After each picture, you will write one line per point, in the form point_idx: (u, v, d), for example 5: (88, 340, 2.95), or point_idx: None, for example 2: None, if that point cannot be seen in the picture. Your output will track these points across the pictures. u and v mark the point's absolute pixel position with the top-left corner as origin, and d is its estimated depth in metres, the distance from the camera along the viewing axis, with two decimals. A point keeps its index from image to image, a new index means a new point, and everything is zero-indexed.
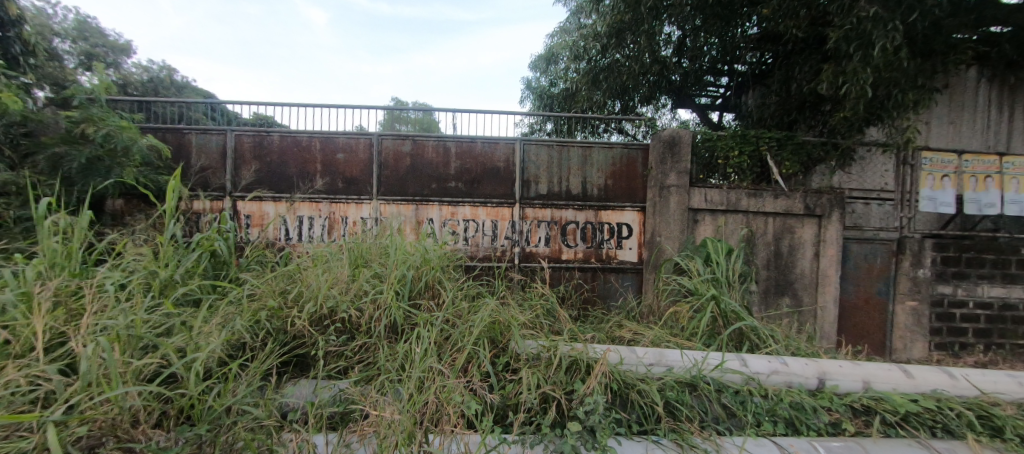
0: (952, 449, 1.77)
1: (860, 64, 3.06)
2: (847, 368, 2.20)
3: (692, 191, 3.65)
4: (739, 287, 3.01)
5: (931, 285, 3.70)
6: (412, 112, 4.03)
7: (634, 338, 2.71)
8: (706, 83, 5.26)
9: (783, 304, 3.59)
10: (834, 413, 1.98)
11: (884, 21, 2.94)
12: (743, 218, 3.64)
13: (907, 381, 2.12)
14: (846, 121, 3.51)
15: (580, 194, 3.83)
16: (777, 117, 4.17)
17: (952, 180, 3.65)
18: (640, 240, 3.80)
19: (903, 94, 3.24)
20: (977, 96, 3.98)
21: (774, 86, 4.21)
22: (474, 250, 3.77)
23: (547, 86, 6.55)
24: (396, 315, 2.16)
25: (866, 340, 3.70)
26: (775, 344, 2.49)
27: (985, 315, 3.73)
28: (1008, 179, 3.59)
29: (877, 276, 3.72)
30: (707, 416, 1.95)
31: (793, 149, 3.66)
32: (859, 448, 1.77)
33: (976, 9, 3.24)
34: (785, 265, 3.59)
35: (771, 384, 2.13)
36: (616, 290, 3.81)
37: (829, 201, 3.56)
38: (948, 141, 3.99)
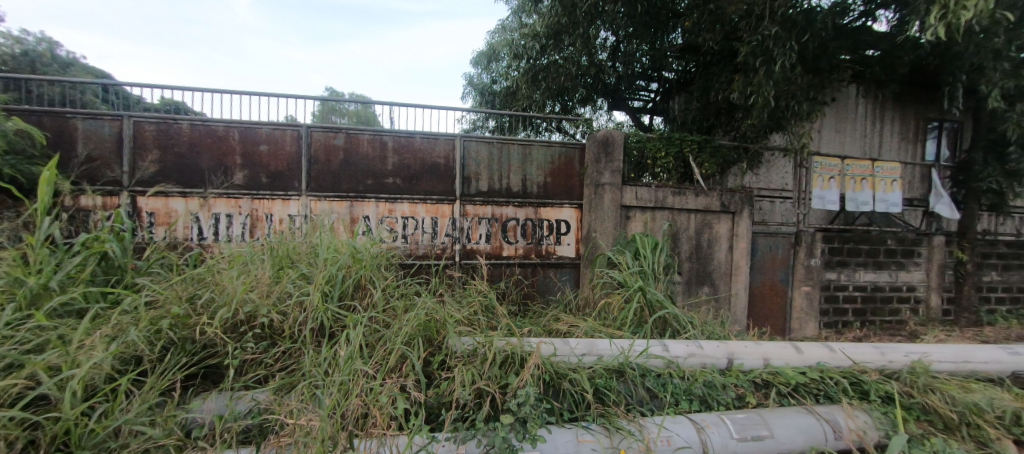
0: (830, 412, 2.05)
1: (765, 77, 3.44)
2: (751, 347, 2.47)
3: (625, 189, 3.86)
4: (664, 279, 3.25)
5: (821, 272, 4.26)
6: (349, 104, 3.82)
7: (568, 330, 2.82)
8: (638, 88, 5.59)
9: (703, 292, 3.92)
10: (739, 388, 2.22)
11: (782, 40, 3.32)
12: (669, 214, 3.92)
13: (798, 357, 2.42)
14: (755, 127, 3.92)
15: (520, 191, 3.89)
16: (699, 122, 4.54)
17: (836, 181, 4.23)
18: (577, 236, 3.95)
19: (798, 106, 3.68)
20: (856, 110, 4.64)
21: (696, 94, 4.59)
22: (413, 248, 3.67)
23: (488, 83, 6.55)
24: (323, 316, 2.05)
25: (771, 323, 4.17)
26: (693, 329, 2.73)
27: (862, 296, 4.38)
28: (878, 181, 4.30)
29: (780, 265, 4.20)
30: (632, 399, 2.09)
31: (710, 152, 4.02)
32: (759, 418, 1.99)
33: (854, 35, 3.77)
34: (705, 257, 3.93)
35: (688, 366, 2.34)
36: (555, 284, 3.92)
37: (741, 199, 3.95)
38: (835, 147, 4.61)
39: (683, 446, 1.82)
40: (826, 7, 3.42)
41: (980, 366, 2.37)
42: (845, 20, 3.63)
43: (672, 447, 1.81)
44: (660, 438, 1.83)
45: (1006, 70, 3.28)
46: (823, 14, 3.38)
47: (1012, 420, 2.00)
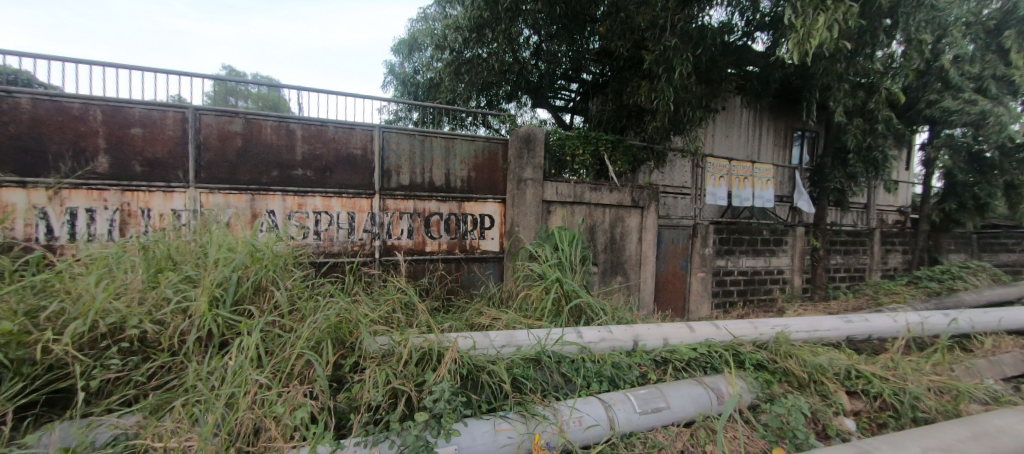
0: (715, 381, 2.34)
1: (667, 84, 3.79)
2: (653, 329, 2.73)
3: (546, 184, 3.99)
4: (580, 270, 3.45)
5: (714, 260, 4.84)
6: (252, 85, 3.42)
7: (490, 323, 2.85)
8: (560, 88, 5.81)
9: (617, 281, 4.23)
10: (642, 367, 2.45)
11: (681, 51, 3.69)
12: (586, 209, 4.15)
13: (690, 335, 2.74)
14: (660, 130, 4.31)
15: (443, 185, 3.82)
16: (613, 122, 4.86)
17: (725, 179, 5.01)
18: (501, 230, 4.01)
19: (693, 112, 4.14)
20: (741, 118, 5.33)
21: (610, 96, 4.91)
22: (327, 245, 3.42)
23: (411, 73, 6.32)
24: (212, 324, 1.81)
25: (673, 306, 4.65)
26: (604, 316, 2.93)
27: (744, 280, 5.07)
28: (756, 180, 5.18)
29: (681, 255, 4.69)
30: (547, 385, 2.19)
31: (622, 151, 4.34)
32: (658, 392, 2.21)
33: (738, 52, 4.32)
34: (618, 249, 4.23)
35: (598, 350, 2.53)
36: (479, 278, 3.94)
37: (648, 195, 4.33)
38: (725, 150, 5.25)
39: (593, 425, 1.95)
40: (715, 26, 3.87)
41: (825, 332, 2.89)
42: (731, 38, 4.14)
43: (583, 426, 1.92)
44: (572, 419, 1.94)
45: (845, 91, 4.00)
46: (713, 31, 3.82)
47: (845, 374, 2.47)
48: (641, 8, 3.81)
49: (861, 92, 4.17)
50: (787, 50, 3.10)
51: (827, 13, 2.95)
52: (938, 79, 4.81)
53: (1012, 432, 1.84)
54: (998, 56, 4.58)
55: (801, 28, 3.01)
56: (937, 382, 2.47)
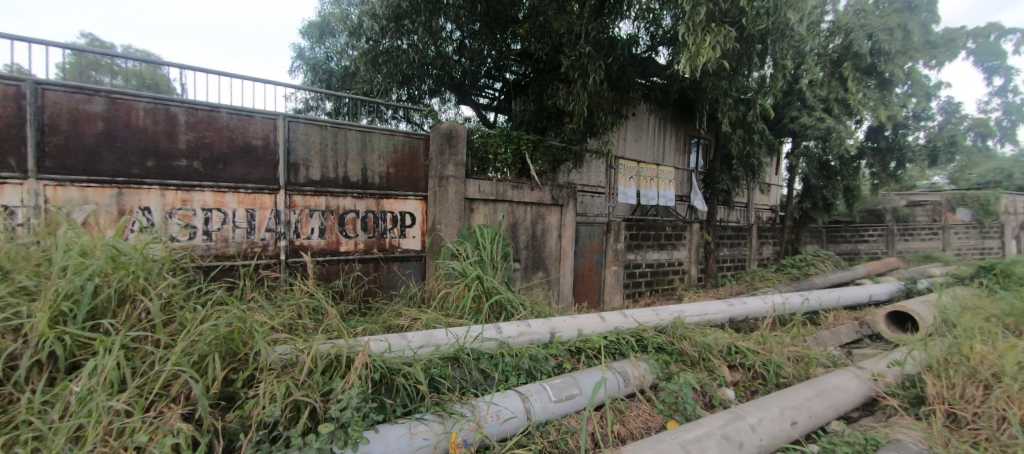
0: (622, 366, 2.53)
1: (581, 88, 4.01)
2: (568, 321, 2.88)
3: (468, 182, 3.98)
4: (501, 267, 3.51)
5: (625, 254, 5.25)
6: (124, 60, 2.88)
7: (408, 323, 2.78)
8: (483, 86, 5.84)
9: (538, 277, 4.37)
10: (558, 357, 2.57)
11: (594, 59, 3.96)
12: (508, 207, 4.23)
13: (601, 324, 2.94)
14: (577, 132, 4.54)
15: (359, 181, 3.60)
16: (534, 123, 5.01)
17: (634, 180, 5.49)
18: (422, 228, 3.91)
19: (606, 116, 4.45)
20: (647, 124, 5.85)
21: (531, 97, 5.06)
22: (220, 247, 3.02)
23: (323, 59, 5.86)
24: (55, 344, 1.49)
25: (590, 298, 4.94)
26: (523, 311, 3.02)
27: (651, 271, 5.59)
28: (660, 181, 5.78)
29: (596, 250, 5.00)
30: (466, 382, 2.19)
31: (542, 151, 4.50)
32: (572, 380, 2.33)
33: (644, 63, 4.73)
34: (539, 245, 4.38)
35: (516, 344, 2.60)
36: (399, 278, 3.80)
37: (566, 194, 4.55)
38: (635, 153, 5.72)
39: (510, 417, 1.98)
40: (624, 37, 4.20)
41: (712, 315, 3.29)
42: (638, 50, 4.51)
43: (500, 420, 1.95)
44: (489, 414, 1.95)
45: (729, 105, 4.60)
46: (621, 43, 4.14)
47: (726, 350, 2.85)
48: (558, 14, 3.99)
49: (741, 106, 4.82)
50: (681, 65, 3.47)
51: (711, 35, 3.37)
52: (798, 99, 5.75)
53: (843, 388, 2.27)
54: (839, 83, 5.60)
55: (692, 46, 3.38)
56: (794, 351, 2.95)
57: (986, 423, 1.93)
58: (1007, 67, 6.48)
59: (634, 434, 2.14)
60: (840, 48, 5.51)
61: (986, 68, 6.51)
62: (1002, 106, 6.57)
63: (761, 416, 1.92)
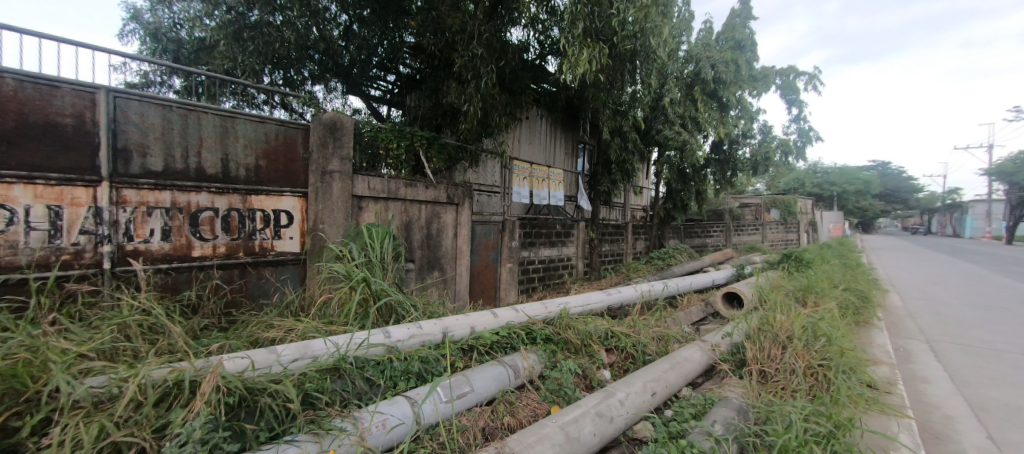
0: (512, 359, 2.62)
1: (474, 89, 4.08)
2: (461, 319, 2.88)
3: (355, 178, 3.72)
4: (393, 268, 3.36)
5: (519, 251, 5.47)
6: None
7: (280, 335, 2.48)
8: (375, 76, 5.53)
9: (433, 276, 4.30)
10: (449, 357, 2.55)
11: (486, 61, 4.04)
12: (401, 206, 4.07)
13: (493, 320, 3.01)
14: (471, 131, 4.59)
15: (218, 174, 3.07)
16: (428, 119, 4.92)
17: (527, 181, 5.75)
18: (301, 228, 3.51)
19: (499, 118, 4.60)
20: (540, 127, 6.18)
21: (426, 92, 4.96)
22: (3, 256, 2.28)
23: (169, 25, 4.86)
24: None
25: (486, 296, 5.04)
26: (415, 312, 2.93)
27: (543, 267, 5.94)
28: (551, 182, 6.16)
29: (492, 248, 5.11)
30: (348, 393, 2.02)
31: (437, 149, 4.44)
32: (464, 379, 2.30)
33: (534, 70, 4.98)
34: (434, 244, 4.32)
35: (406, 347, 2.50)
36: (272, 285, 3.35)
37: (461, 193, 4.57)
38: (528, 155, 6.00)
39: (397, 425, 1.86)
40: (515, 43, 4.37)
41: (593, 304, 3.63)
42: (529, 57, 4.74)
43: (386, 429, 1.82)
44: (374, 424, 1.80)
45: (607, 115, 5.13)
46: (513, 48, 4.31)
47: (604, 336, 3.17)
48: (451, 12, 3.98)
49: (618, 117, 5.41)
50: (564, 74, 3.74)
51: (589, 50, 3.71)
52: (662, 114, 6.67)
53: (691, 359, 2.70)
54: (692, 103, 6.64)
55: (573, 58, 3.66)
56: (657, 331, 3.41)
57: (783, 376, 2.48)
58: (801, 102, 8.41)
59: (522, 423, 2.24)
60: (692, 74, 6.53)
61: (788, 101, 8.37)
62: (798, 132, 8.50)
63: (629, 391, 2.18)
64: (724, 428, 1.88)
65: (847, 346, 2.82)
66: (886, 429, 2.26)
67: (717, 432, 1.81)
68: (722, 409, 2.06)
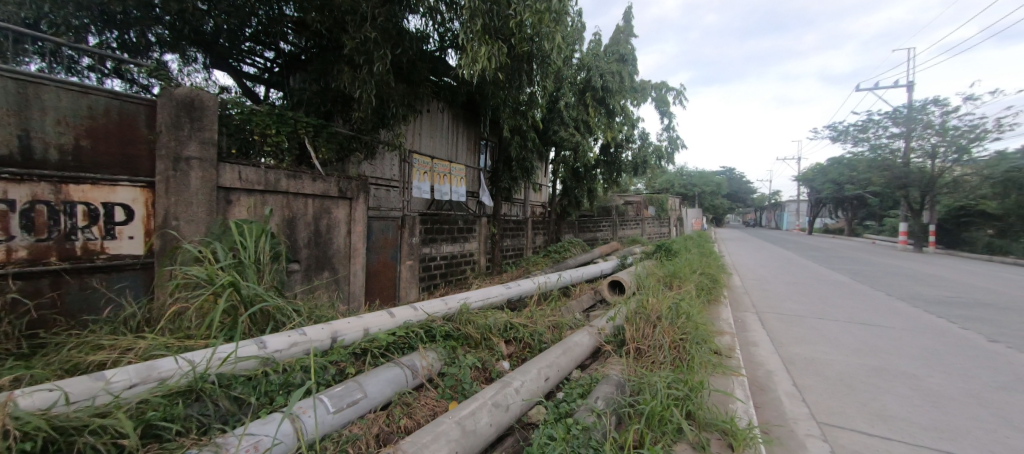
0: (410, 359, 2.53)
1: (367, 75, 3.87)
2: (352, 321, 2.69)
3: (221, 167, 3.20)
4: (271, 270, 2.98)
5: (420, 248, 5.32)
6: None
7: (114, 357, 2.02)
8: (248, 50, 4.84)
9: (323, 277, 3.95)
10: (339, 363, 2.37)
11: (379, 47, 3.84)
12: (283, 200, 3.63)
13: (390, 320, 2.87)
14: (365, 120, 4.33)
15: (13, 155, 2.33)
16: (315, 105, 4.51)
17: (428, 175, 5.60)
18: (146, 225, 2.88)
19: (396, 108, 4.43)
20: (441, 121, 6.10)
21: (313, 75, 4.54)
22: None
23: None
24: None
25: (384, 295, 4.80)
26: (299, 317, 2.65)
27: (445, 263, 5.88)
28: (453, 177, 6.10)
29: (390, 246, 4.89)
30: (207, 417, 1.72)
31: (326, 137, 4.07)
32: (356, 385, 2.11)
33: (434, 61, 4.90)
34: (323, 242, 3.96)
35: (285, 358, 2.23)
36: (103, 297, 2.70)
37: (355, 186, 4.26)
38: (429, 149, 5.88)
39: (274, 445, 1.58)
40: (413, 31, 4.23)
41: (493, 298, 3.72)
42: (428, 47, 4.64)
43: (260, 451, 1.53)
44: (244, 447, 1.50)
45: (507, 113, 5.30)
46: (410, 36, 4.16)
47: (503, 328, 3.27)
48: None
49: (518, 117, 5.60)
50: (464, 68, 3.73)
51: (488, 47, 3.77)
52: (558, 116, 7.11)
53: (580, 343, 2.94)
54: (584, 107, 7.20)
55: (472, 53, 3.68)
56: (551, 320, 3.63)
57: (654, 350, 2.85)
58: (671, 114, 9.73)
59: (420, 422, 2.19)
60: (584, 80, 7.07)
61: (662, 112, 9.61)
62: (668, 139, 9.83)
63: (523, 379, 2.27)
64: (605, 403, 2.09)
65: (700, 322, 3.37)
66: (726, 386, 2.77)
67: (599, 408, 2.01)
68: (604, 386, 2.29)
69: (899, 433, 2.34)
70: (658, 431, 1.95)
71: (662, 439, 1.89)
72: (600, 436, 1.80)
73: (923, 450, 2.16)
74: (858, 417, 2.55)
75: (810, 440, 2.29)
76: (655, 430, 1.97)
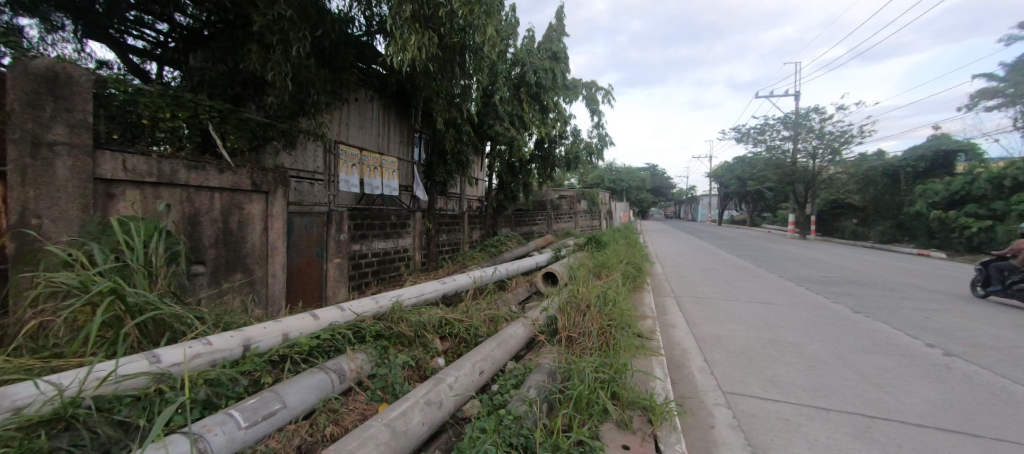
0: (336, 363, 2.37)
1: (282, 56, 3.58)
2: (269, 326, 2.46)
3: (99, 155, 2.72)
4: (166, 273, 2.61)
5: (348, 245, 5.02)
6: None
7: None
8: (134, 21, 4.19)
9: (235, 280, 3.56)
10: (253, 373, 2.16)
11: (296, 26, 3.55)
12: (183, 194, 3.19)
13: (314, 323, 2.68)
14: (280, 106, 4.01)
15: None
16: (220, 87, 4.06)
17: (357, 168, 5.28)
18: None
19: (317, 95, 4.18)
20: (370, 111, 5.80)
21: (218, 54, 4.05)
22: None
23: None
24: None
25: (308, 297, 4.47)
26: (203, 325, 2.36)
27: (377, 260, 5.63)
28: (385, 171, 5.82)
29: (314, 243, 4.56)
30: (83, 448, 1.42)
31: (235, 124, 3.66)
32: (273, 395, 1.92)
33: (360, 46, 4.65)
34: (234, 241, 3.56)
35: (184, 373, 1.95)
36: None
37: (272, 179, 3.89)
38: (356, 140, 5.56)
39: None
40: (335, 13, 3.97)
41: (427, 295, 3.64)
42: (352, 31, 4.38)
43: None
44: None
45: (440, 105, 5.21)
46: (332, 17, 3.90)
47: (437, 324, 3.21)
48: None
49: (452, 109, 5.52)
50: (392, 56, 3.58)
51: (417, 35, 3.64)
52: (493, 111, 7.12)
53: (514, 335, 2.99)
54: (518, 102, 7.28)
55: (400, 40, 3.54)
56: (487, 314, 3.64)
57: (583, 338, 2.99)
58: (601, 112, 10.22)
59: (349, 428, 2.04)
60: (518, 76, 7.16)
61: (592, 110, 10.06)
62: (598, 136, 10.32)
63: (457, 375, 2.25)
64: (537, 391, 2.14)
65: (625, 308, 3.60)
66: (648, 367, 3.00)
67: (531, 396, 2.06)
68: (537, 375, 2.35)
69: (786, 396, 2.72)
70: (585, 414, 2.06)
71: (589, 422, 2.00)
72: (531, 423, 1.85)
73: (804, 408, 2.53)
74: (755, 384, 2.91)
75: (717, 408, 2.57)
76: (583, 412, 2.07)
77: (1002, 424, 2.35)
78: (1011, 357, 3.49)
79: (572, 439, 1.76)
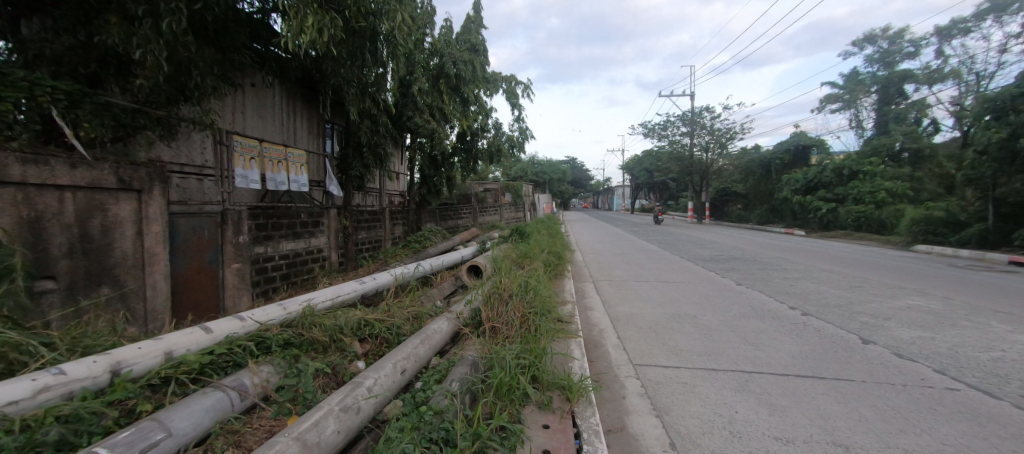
0: (235, 379, 2.14)
1: (152, 31, 3.10)
2: (145, 347, 2.12)
3: None
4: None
5: (249, 248, 4.54)
6: None
7: None
8: None
9: (101, 295, 3.01)
10: (128, 402, 1.85)
11: None
12: (19, 195, 2.58)
13: (206, 338, 2.38)
14: (153, 89, 3.46)
15: None
16: (69, 65, 3.39)
17: (256, 162, 4.73)
18: None
19: (201, 77, 3.69)
20: (270, 97, 5.24)
21: (63, 23, 3.34)
22: None
23: None
24: None
25: (202, 309, 3.98)
26: (53, 353, 1.97)
27: (286, 263, 5.16)
28: (291, 165, 5.31)
29: (206, 248, 4.05)
30: None
31: (92, 109, 3.06)
32: (156, 424, 1.61)
33: (252, 24, 4.20)
34: (98, 250, 3.00)
35: (26, 411, 1.55)
36: None
37: (146, 175, 3.35)
38: (254, 130, 5.00)
39: None
40: None
41: (343, 296, 3.43)
42: (241, 7, 3.94)
43: None
44: None
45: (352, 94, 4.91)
46: None
47: (356, 327, 3.05)
48: None
49: (366, 98, 5.23)
50: (288, 38, 3.25)
51: (317, 15, 3.35)
52: (412, 101, 6.87)
53: (438, 331, 2.95)
54: (438, 94, 7.13)
55: (298, 21, 3.23)
56: (409, 311, 3.55)
57: (507, 326, 3.07)
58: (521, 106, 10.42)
59: (252, 448, 1.83)
60: (437, 66, 7.01)
61: (512, 104, 10.21)
62: (519, 130, 10.53)
63: (378, 377, 2.16)
64: (460, 384, 2.14)
65: (545, 295, 3.77)
66: (566, 349, 3.19)
67: (453, 390, 2.05)
68: (460, 368, 2.35)
69: (684, 362, 3.07)
70: (507, 400, 2.13)
71: (510, 407, 2.07)
72: (453, 416, 1.84)
73: (698, 372, 2.88)
74: (659, 354, 3.25)
75: (627, 380, 2.81)
76: (504, 399, 2.12)
77: (841, 367, 2.92)
78: (846, 312, 4.35)
79: (493, 425, 1.80)
